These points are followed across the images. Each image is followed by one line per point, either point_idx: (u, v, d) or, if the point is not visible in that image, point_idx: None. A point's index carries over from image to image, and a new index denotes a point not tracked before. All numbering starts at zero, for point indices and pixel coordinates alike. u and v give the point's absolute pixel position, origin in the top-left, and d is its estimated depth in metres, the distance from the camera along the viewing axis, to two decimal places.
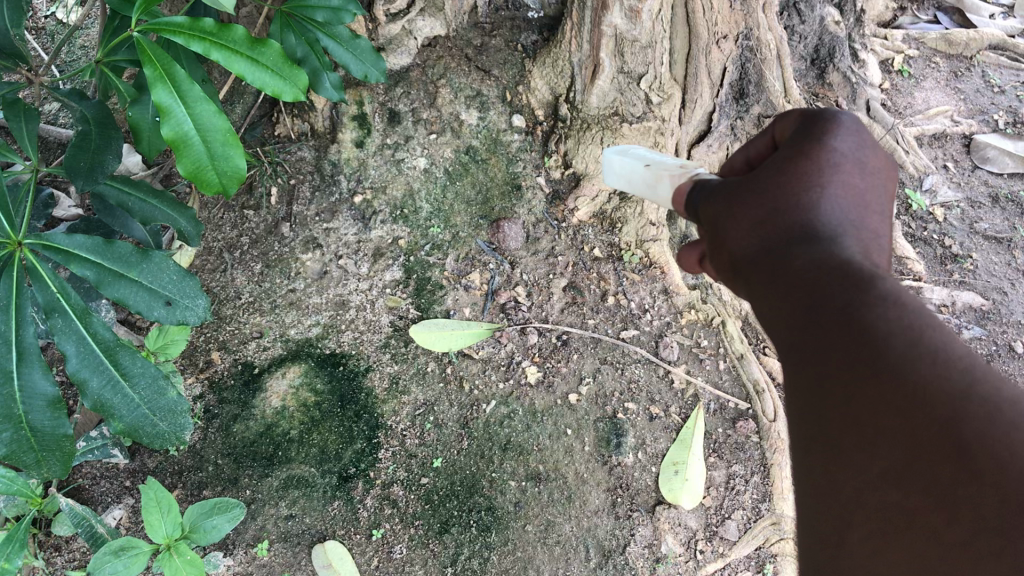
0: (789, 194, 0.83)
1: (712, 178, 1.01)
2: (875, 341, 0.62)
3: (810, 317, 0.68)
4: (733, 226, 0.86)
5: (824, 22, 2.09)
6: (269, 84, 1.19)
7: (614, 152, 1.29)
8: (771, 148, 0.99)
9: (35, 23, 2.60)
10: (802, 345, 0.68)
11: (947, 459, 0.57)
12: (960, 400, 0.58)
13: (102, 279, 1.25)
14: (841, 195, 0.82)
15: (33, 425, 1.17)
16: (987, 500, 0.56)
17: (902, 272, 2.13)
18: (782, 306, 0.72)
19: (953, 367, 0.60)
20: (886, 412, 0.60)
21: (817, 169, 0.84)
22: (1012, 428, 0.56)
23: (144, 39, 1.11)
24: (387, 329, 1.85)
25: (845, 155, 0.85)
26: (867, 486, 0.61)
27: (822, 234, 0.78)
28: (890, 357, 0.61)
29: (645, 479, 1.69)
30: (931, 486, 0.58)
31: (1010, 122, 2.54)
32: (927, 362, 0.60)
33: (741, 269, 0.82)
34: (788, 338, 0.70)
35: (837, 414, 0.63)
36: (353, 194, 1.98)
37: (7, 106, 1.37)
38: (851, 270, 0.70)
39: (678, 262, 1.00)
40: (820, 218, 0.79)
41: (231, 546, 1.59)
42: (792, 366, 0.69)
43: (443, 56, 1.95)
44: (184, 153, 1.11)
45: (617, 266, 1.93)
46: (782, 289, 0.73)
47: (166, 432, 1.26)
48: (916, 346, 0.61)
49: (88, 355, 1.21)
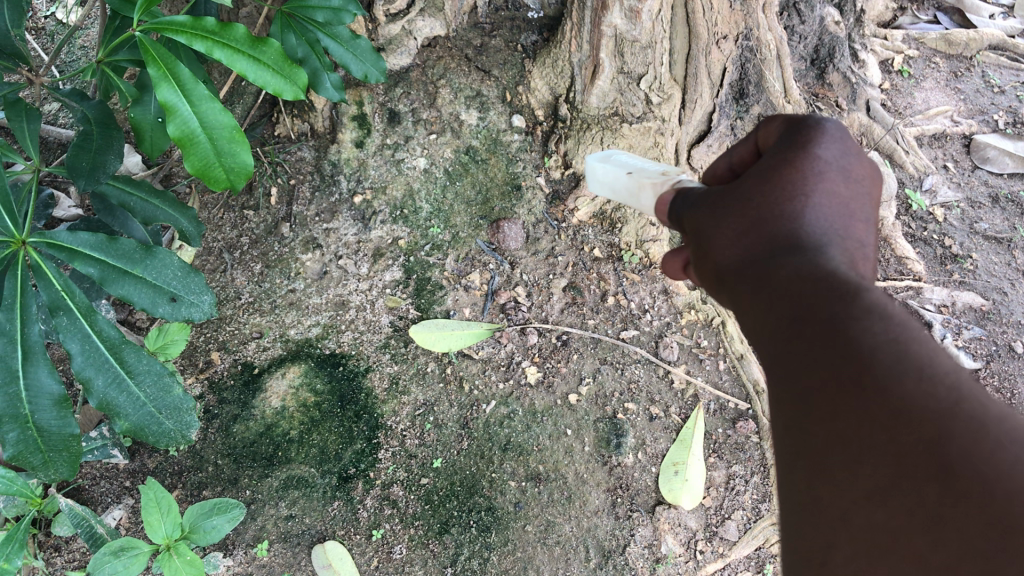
0: (775, 204, 0.84)
1: (694, 187, 1.03)
2: (860, 355, 0.63)
3: (796, 332, 0.69)
4: (719, 235, 0.86)
5: (824, 22, 2.09)
6: (272, 82, 1.19)
7: (596, 158, 1.29)
8: (755, 154, 0.99)
9: (35, 23, 2.60)
10: (788, 359, 0.69)
11: (934, 479, 0.56)
12: (947, 418, 0.57)
13: (106, 276, 1.25)
14: (827, 204, 0.82)
15: (40, 425, 1.17)
16: (974, 524, 0.54)
17: (902, 272, 2.13)
18: (770, 321, 0.73)
19: (939, 382, 0.59)
20: (871, 429, 0.60)
21: (802, 177, 0.84)
22: (1000, 447, 0.55)
23: (147, 40, 1.11)
24: (387, 330, 1.84)
25: (829, 162, 0.86)
26: (853, 506, 0.60)
27: (808, 243, 0.78)
28: (874, 372, 0.61)
29: (645, 479, 1.69)
30: (917, 508, 0.57)
31: (1010, 122, 2.54)
32: (913, 378, 0.60)
33: (727, 280, 0.82)
34: (774, 351, 0.72)
35: (821, 428, 0.64)
36: (353, 195, 1.98)
37: (8, 105, 1.37)
38: (836, 282, 0.71)
39: (664, 269, 1.00)
40: (805, 228, 0.80)
41: (231, 546, 1.59)
42: (777, 377, 0.70)
43: (443, 57, 1.95)
44: (191, 151, 1.11)
45: (617, 266, 1.93)
46: (769, 304, 0.74)
47: (172, 430, 1.25)
48: (902, 361, 0.61)
49: (93, 353, 1.21)
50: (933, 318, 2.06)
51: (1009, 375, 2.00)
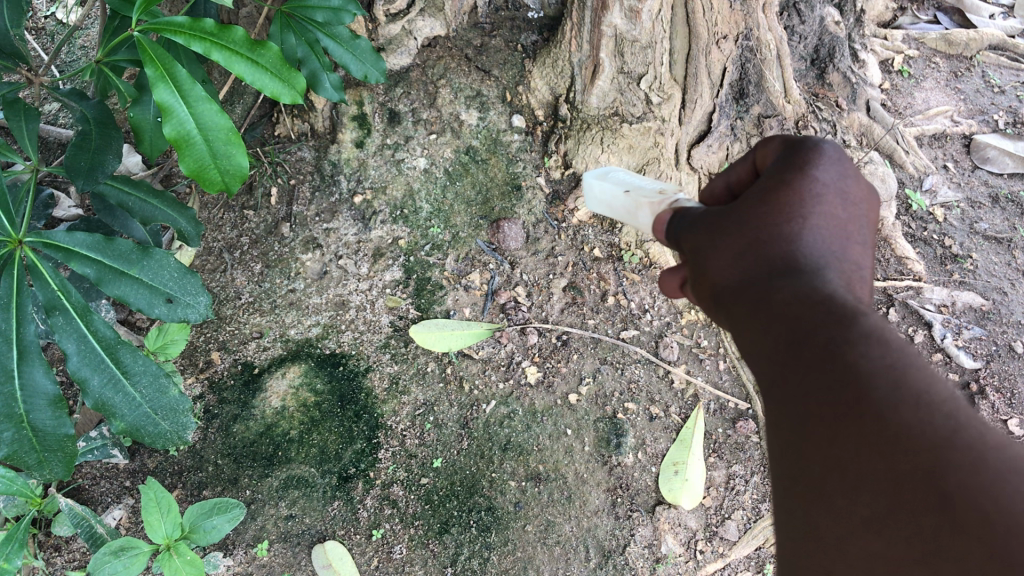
0: (772, 224, 0.83)
1: (692, 206, 1.02)
2: (858, 381, 0.63)
3: (793, 354, 0.69)
4: (715, 255, 0.86)
5: (824, 22, 2.09)
6: (270, 85, 1.18)
7: (594, 176, 1.28)
8: (751, 173, 1.00)
9: (35, 23, 2.60)
10: (784, 383, 0.69)
11: (932, 509, 0.57)
12: (946, 447, 0.58)
13: (102, 276, 1.24)
14: (823, 226, 0.82)
15: (35, 425, 1.16)
16: (972, 555, 0.54)
17: (902, 272, 2.14)
18: (765, 343, 0.73)
19: (936, 411, 0.60)
20: (869, 456, 0.61)
21: (799, 199, 0.84)
22: (999, 478, 0.55)
23: (144, 40, 1.10)
24: (387, 330, 1.85)
25: (827, 186, 0.86)
26: (850, 534, 0.62)
27: (805, 266, 0.78)
28: (873, 400, 0.62)
29: (645, 479, 1.69)
30: (915, 537, 0.57)
31: (1010, 122, 2.54)
32: (910, 404, 0.60)
33: (723, 301, 0.83)
34: (770, 374, 0.72)
35: (821, 451, 0.64)
36: (353, 195, 1.98)
37: (7, 105, 1.37)
38: (833, 305, 0.71)
39: (661, 288, 0.99)
40: (802, 250, 0.80)
41: (231, 546, 1.59)
42: (774, 400, 0.71)
43: (443, 57, 1.95)
44: (187, 152, 1.10)
45: (617, 266, 1.93)
46: (765, 326, 0.74)
47: (168, 431, 1.25)
48: (899, 388, 0.62)
49: (88, 354, 1.20)
50: (933, 318, 2.07)
51: (1009, 375, 2.00)
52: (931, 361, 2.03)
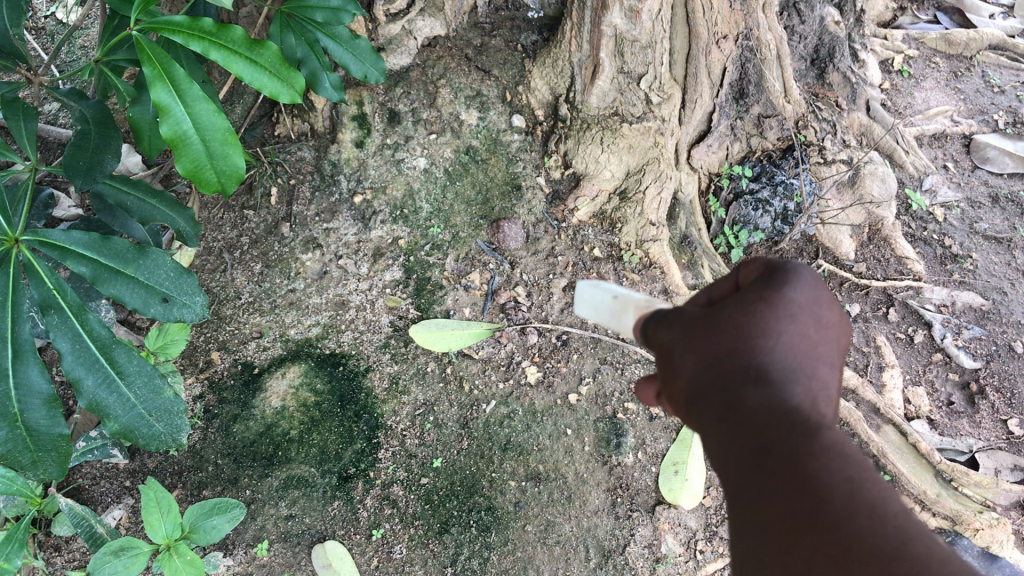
0: (735, 321, 0.76)
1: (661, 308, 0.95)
2: (815, 491, 0.59)
3: (753, 463, 0.64)
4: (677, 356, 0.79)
5: (824, 23, 2.07)
6: (268, 85, 1.18)
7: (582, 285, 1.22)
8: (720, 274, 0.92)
9: (35, 23, 2.60)
10: (744, 491, 0.64)
11: None
12: (895, 560, 0.53)
13: (98, 275, 1.23)
14: (791, 322, 0.76)
15: (29, 424, 1.15)
16: None
17: (902, 272, 2.14)
18: (725, 450, 0.68)
19: (889, 522, 0.56)
20: (824, 568, 0.56)
21: (763, 291, 0.78)
22: None
23: (143, 38, 1.09)
24: (387, 329, 1.85)
25: (802, 306, 0.76)
26: None
27: (767, 370, 0.72)
28: (829, 507, 0.58)
29: (645, 479, 1.69)
30: None
31: (1009, 122, 2.54)
32: (864, 514, 0.56)
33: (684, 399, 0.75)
34: (731, 481, 0.67)
35: (774, 567, 0.59)
36: (353, 195, 1.98)
37: (6, 105, 1.36)
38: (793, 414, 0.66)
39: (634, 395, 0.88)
40: (767, 348, 0.73)
41: (231, 546, 1.59)
42: (734, 507, 0.65)
43: (443, 57, 1.95)
44: (183, 152, 1.10)
45: (617, 266, 1.94)
46: (724, 432, 0.68)
47: (163, 434, 1.25)
48: (854, 498, 0.58)
49: (83, 353, 1.19)
50: (933, 318, 2.07)
51: (1009, 375, 2.00)
52: (931, 361, 2.03)
